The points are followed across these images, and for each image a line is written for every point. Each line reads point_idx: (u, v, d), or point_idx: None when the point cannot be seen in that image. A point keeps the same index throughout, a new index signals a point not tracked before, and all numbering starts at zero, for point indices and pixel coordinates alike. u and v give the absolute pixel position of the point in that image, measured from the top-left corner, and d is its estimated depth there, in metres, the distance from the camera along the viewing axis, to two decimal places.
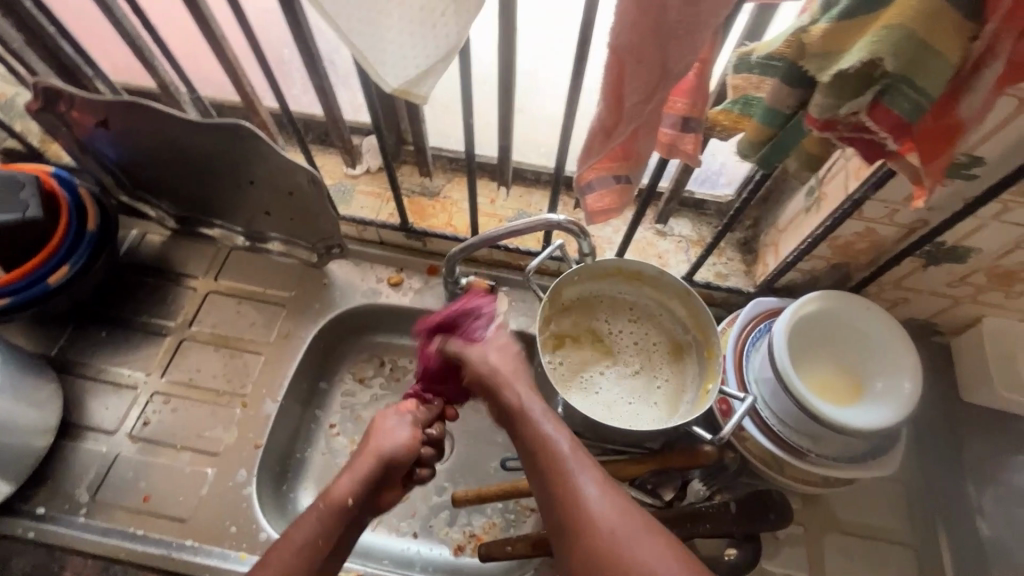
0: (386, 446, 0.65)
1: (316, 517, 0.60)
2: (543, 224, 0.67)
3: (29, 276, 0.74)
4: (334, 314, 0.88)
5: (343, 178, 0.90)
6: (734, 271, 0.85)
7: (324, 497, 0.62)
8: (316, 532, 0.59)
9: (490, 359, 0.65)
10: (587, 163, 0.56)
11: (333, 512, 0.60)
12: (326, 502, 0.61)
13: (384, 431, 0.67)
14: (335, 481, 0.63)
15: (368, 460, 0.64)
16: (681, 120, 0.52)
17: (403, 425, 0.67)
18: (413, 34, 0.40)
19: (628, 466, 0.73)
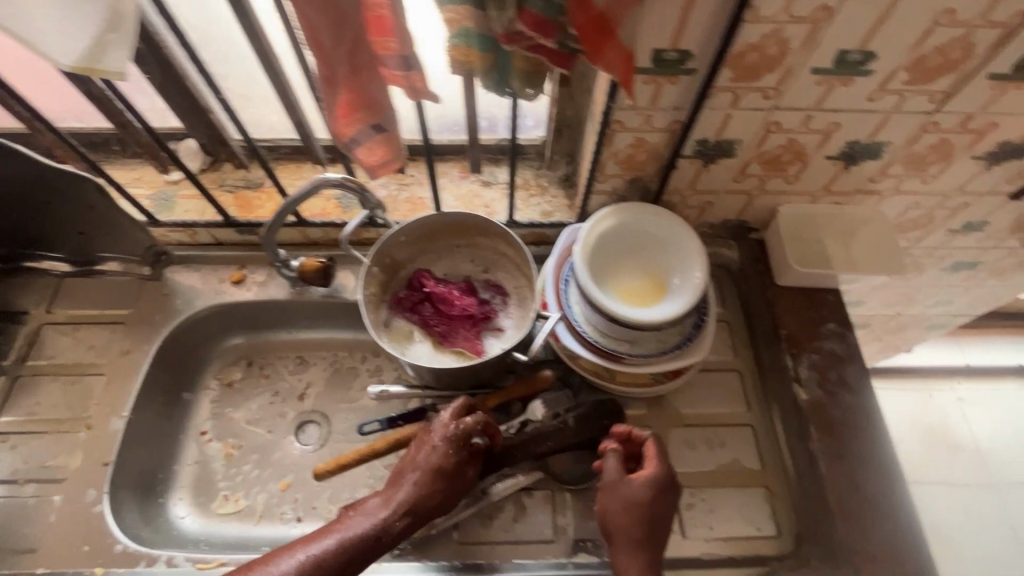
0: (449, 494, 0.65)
1: (346, 543, 0.59)
2: (321, 182, 0.67)
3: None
4: (177, 321, 0.87)
5: (164, 186, 0.90)
6: (558, 207, 0.90)
7: (358, 528, 0.61)
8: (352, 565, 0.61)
9: (625, 507, 0.64)
10: (334, 118, 0.59)
11: (368, 547, 0.60)
12: (356, 531, 0.60)
13: (453, 472, 0.66)
14: (377, 512, 0.63)
15: (415, 489, 0.64)
16: (403, 59, 0.54)
17: (454, 459, 0.66)
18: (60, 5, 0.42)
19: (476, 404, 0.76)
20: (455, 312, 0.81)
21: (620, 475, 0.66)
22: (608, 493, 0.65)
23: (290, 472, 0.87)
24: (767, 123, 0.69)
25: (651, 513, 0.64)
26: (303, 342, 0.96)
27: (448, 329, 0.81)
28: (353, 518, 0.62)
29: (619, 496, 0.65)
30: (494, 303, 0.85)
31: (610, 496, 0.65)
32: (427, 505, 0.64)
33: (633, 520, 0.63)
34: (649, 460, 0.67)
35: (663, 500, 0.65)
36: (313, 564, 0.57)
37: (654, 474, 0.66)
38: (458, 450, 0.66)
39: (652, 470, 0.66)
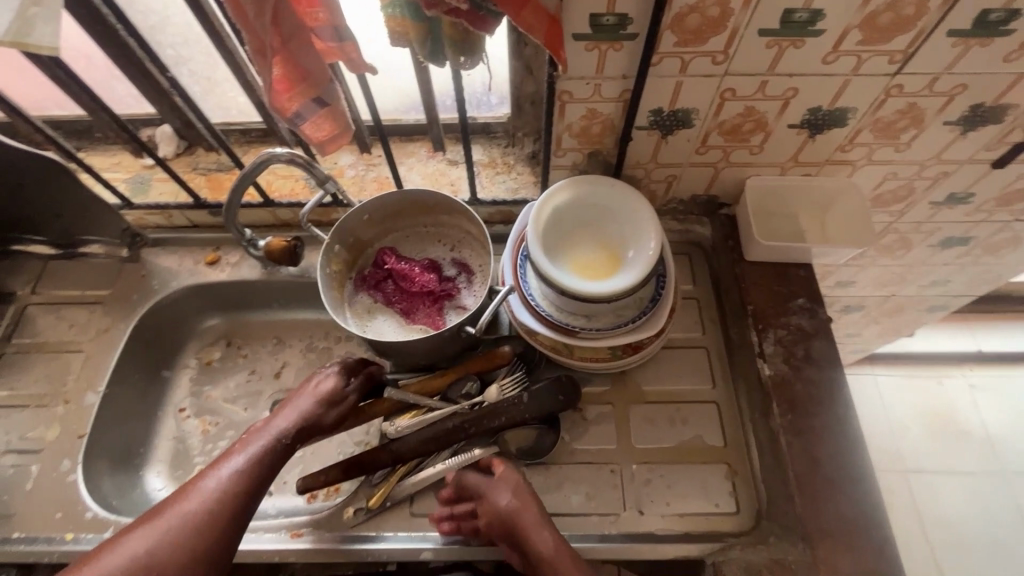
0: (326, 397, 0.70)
1: (244, 457, 0.64)
2: (266, 158, 0.69)
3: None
4: (153, 301, 0.90)
5: (142, 170, 0.93)
6: (525, 185, 0.89)
7: (262, 442, 0.66)
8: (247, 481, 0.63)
9: (507, 496, 0.68)
10: (274, 96, 0.59)
11: (275, 453, 0.65)
12: (261, 444, 0.65)
13: (321, 381, 0.72)
14: (275, 425, 0.68)
15: (304, 406, 0.69)
16: (335, 30, 0.56)
17: (335, 378, 0.72)
18: None
19: (432, 381, 0.77)
20: (416, 289, 0.83)
21: (497, 479, 0.69)
22: (490, 497, 0.68)
23: None
24: (720, 90, 0.67)
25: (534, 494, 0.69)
26: (279, 322, 0.98)
27: (410, 305, 0.83)
28: (254, 438, 0.66)
29: (495, 488, 0.68)
30: (458, 280, 0.85)
31: (493, 496, 0.68)
32: (324, 418, 0.70)
33: (528, 506, 0.67)
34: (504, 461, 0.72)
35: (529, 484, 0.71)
36: (230, 480, 0.62)
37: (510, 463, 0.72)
38: (336, 371, 0.72)
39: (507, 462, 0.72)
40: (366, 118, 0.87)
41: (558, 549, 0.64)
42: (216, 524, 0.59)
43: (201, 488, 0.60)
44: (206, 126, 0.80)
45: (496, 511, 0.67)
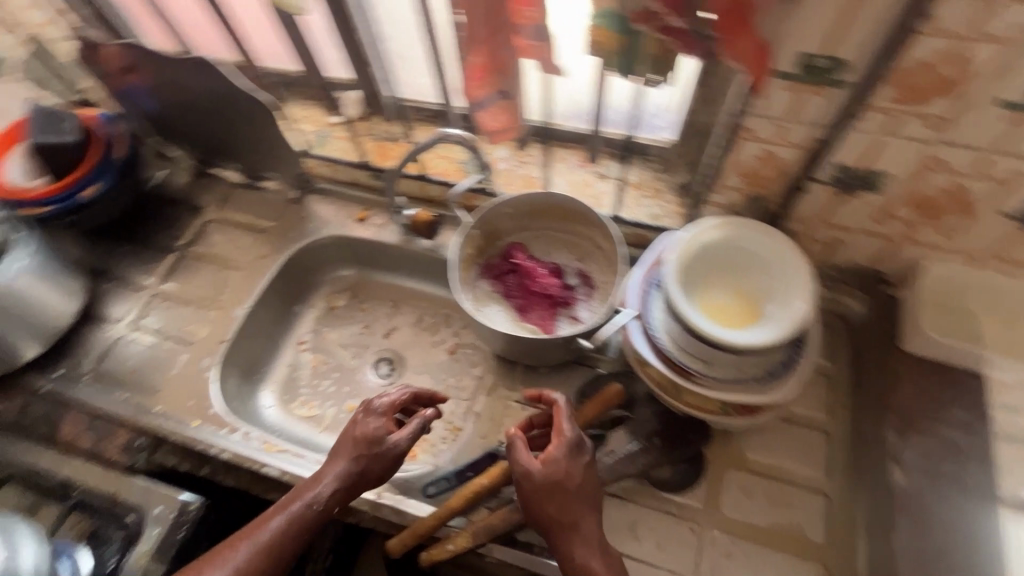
0: (365, 446, 0.70)
1: (283, 522, 0.66)
2: (440, 137, 0.74)
3: (64, 191, 0.91)
4: (307, 241, 1.00)
5: (324, 125, 1.03)
6: (668, 214, 0.87)
7: (296, 504, 0.68)
8: (285, 540, 0.66)
9: (532, 483, 0.64)
10: (466, 80, 0.63)
11: (306, 519, 0.67)
12: (293, 508, 0.67)
13: (364, 420, 0.72)
14: (312, 483, 0.69)
15: (344, 467, 0.69)
16: (539, 29, 0.57)
17: (373, 429, 0.71)
18: None
19: (548, 435, 0.73)
20: (537, 289, 0.83)
21: (531, 468, 0.64)
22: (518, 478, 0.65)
23: (359, 398, 0.96)
24: (928, 158, 0.60)
25: (579, 487, 0.64)
26: (402, 290, 1.06)
27: (526, 303, 0.84)
28: (292, 501, 0.68)
29: (525, 473, 0.64)
30: (578, 292, 0.85)
31: (519, 477, 0.65)
32: (361, 473, 0.69)
33: (561, 507, 0.63)
34: (559, 435, 0.66)
35: (579, 470, 0.65)
36: (259, 546, 0.65)
37: (569, 438, 0.66)
38: (374, 421, 0.72)
39: (564, 438, 0.66)
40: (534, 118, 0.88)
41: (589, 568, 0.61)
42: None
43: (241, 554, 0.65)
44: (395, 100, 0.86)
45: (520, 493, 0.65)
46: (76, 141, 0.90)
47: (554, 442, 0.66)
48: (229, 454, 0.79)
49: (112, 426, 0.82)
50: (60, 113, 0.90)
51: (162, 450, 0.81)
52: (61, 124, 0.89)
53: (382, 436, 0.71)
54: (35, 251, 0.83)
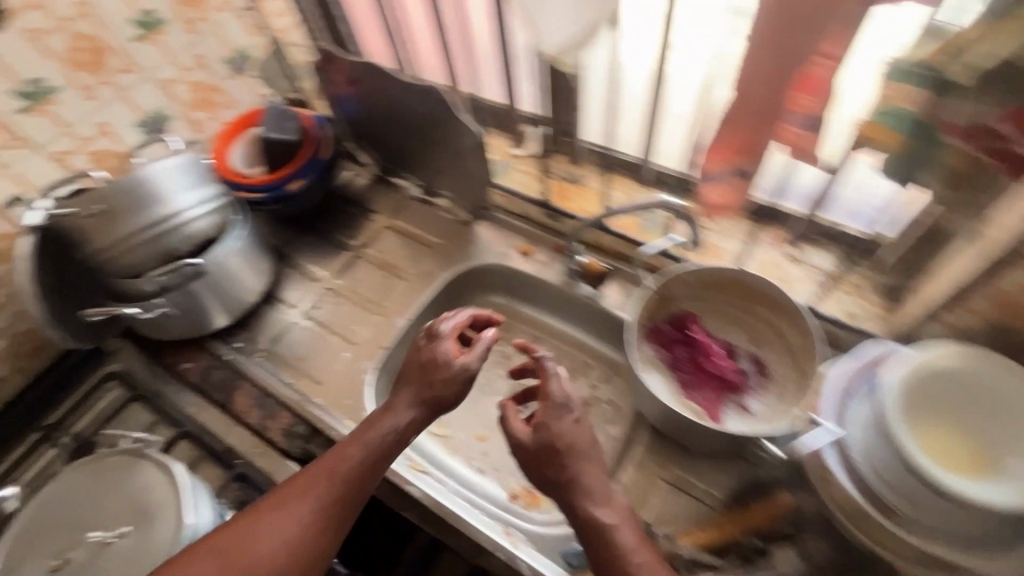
0: (436, 367, 0.69)
1: (366, 444, 0.64)
2: (658, 202, 0.71)
3: (275, 181, 1.01)
4: (470, 264, 1.03)
5: (507, 156, 1.06)
6: (868, 316, 0.78)
7: (371, 432, 0.65)
8: (363, 462, 0.62)
9: (525, 438, 0.70)
10: (709, 153, 0.61)
11: (388, 444, 0.64)
12: (371, 434, 0.64)
13: (433, 343, 0.71)
14: (390, 411, 0.67)
15: (414, 392, 0.68)
16: (812, 120, 0.53)
17: (443, 352, 0.70)
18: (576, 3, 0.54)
19: (704, 534, 0.73)
20: (710, 369, 0.78)
21: (521, 432, 0.70)
22: (512, 433, 0.70)
23: (490, 427, 0.97)
24: None
25: (573, 446, 0.68)
26: (545, 328, 1.05)
27: (694, 380, 0.79)
28: (365, 431, 0.65)
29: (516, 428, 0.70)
30: (750, 378, 0.80)
31: (514, 432, 0.70)
32: (431, 397, 0.67)
33: (557, 467, 0.67)
34: (545, 397, 0.71)
35: (571, 428, 0.69)
36: (342, 471, 0.61)
37: (555, 400, 0.70)
38: (442, 343, 0.71)
39: (549, 401, 0.70)
40: (762, 200, 0.81)
41: (603, 526, 0.63)
42: (331, 522, 0.59)
43: (325, 479, 0.61)
44: None
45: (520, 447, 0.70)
46: (294, 139, 1.00)
47: (542, 405, 0.71)
48: None
49: (277, 407, 0.87)
50: (285, 111, 1.01)
51: (315, 442, 0.85)
52: (287, 122, 1.01)
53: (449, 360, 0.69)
54: (244, 232, 0.90)
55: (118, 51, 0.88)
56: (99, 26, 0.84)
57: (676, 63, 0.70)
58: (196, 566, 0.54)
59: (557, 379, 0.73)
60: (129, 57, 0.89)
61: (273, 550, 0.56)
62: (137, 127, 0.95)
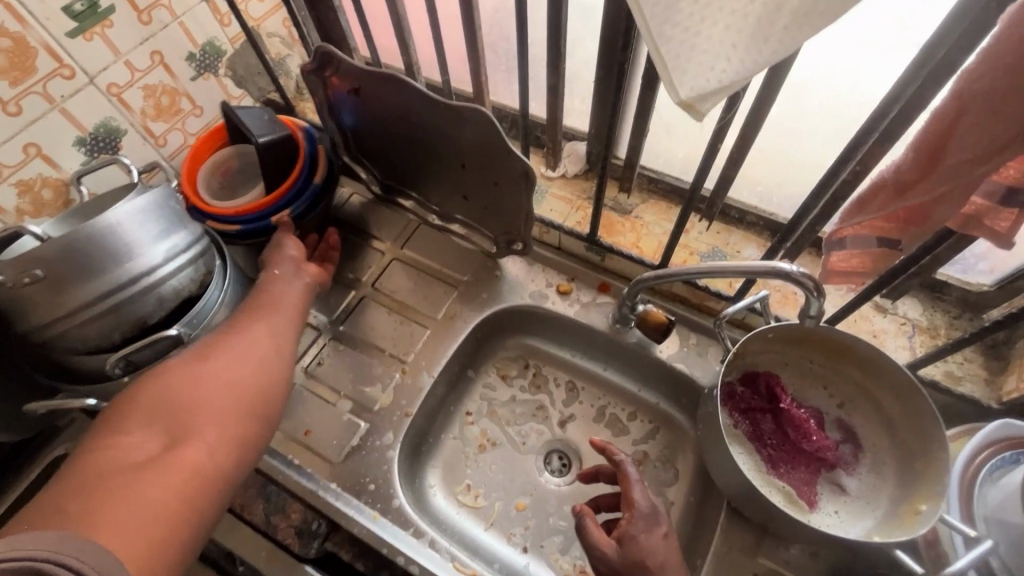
0: (299, 269, 0.76)
1: (286, 298, 0.72)
2: (769, 270, 0.56)
3: (256, 212, 0.81)
4: (500, 306, 0.89)
5: (540, 178, 0.90)
6: (970, 376, 0.70)
7: (288, 282, 0.73)
8: (290, 307, 0.71)
9: (613, 559, 0.63)
10: (852, 219, 0.49)
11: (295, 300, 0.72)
12: (294, 286, 0.74)
13: (290, 257, 0.76)
14: (278, 291, 0.72)
15: (298, 268, 0.76)
16: (1003, 190, 0.43)
17: (303, 265, 0.77)
18: (744, 29, 0.35)
19: None
20: (801, 445, 0.69)
21: (606, 548, 0.64)
22: (599, 552, 0.63)
23: (530, 495, 0.85)
24: None
25: (664, 563, 0.63)
26: (585, 372, 0.93)
27: (786, 457, 0.69)
28: (291, 278, 0.74)
29: (602, 547, 0.64)
30: (842, 451, 0.71)
31: (601, 553, 0.63)
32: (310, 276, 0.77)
33: None
34: (630, 507, 0.65)
35: (658, 541, 0.64)
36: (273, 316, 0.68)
37: (642, 510, 0.65)
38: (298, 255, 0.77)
39: (637, 512, 0.65)
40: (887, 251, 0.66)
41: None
42: (291, 309, 0.71)
43: (262, 324, 0.66)
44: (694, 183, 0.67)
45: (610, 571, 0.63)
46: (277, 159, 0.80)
47: (628, 515, 0.65)
48: (418, 568, 0.67)
49: (284, 497, 0.72)
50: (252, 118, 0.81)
51: (336, 538, 0.71)
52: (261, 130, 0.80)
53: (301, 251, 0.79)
54: (230, 283, 0.72)
55: (51, 51, 0.67)
56: (22, 19, 0.63)
57: None
58: (203, 361, 0.58)
59: (639, 481, 0.67)
60: (64, 58, 0.68)
61: (260, 332, 0.65)
62: (80, 147, 0.75)
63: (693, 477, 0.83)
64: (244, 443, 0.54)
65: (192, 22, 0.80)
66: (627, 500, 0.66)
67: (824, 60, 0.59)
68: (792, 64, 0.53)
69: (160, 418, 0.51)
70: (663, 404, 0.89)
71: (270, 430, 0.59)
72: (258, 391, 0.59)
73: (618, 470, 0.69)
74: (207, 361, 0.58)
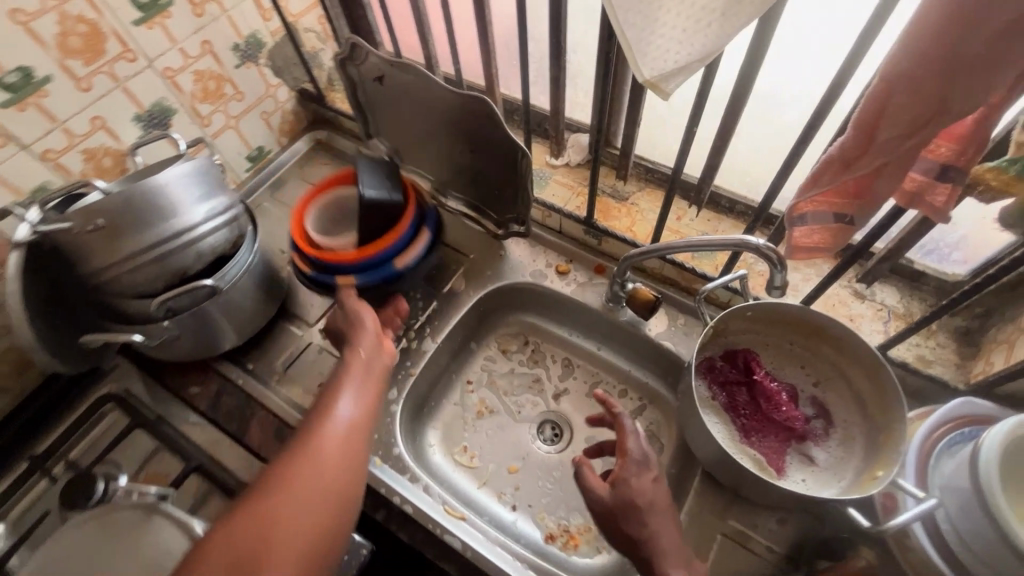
0: (375, 350, 0.75)
1: (364, 391, 0.70)
2: (738, 243, 0.62)
3: (333, 264, 0.85)
4: (502, 282, 0.96)
5: (544, 166, 0.97)
6: (941, 360, 0.73)
7: (360, 370, 0.71)
8: (367, 398, 0.69)
9: (606, 498, 0.68)
10: (807, 193, 0.54)
11: (375, 397, 0.70)
12: (369, 374, 0.72)
13: (368, 342, 0.74)
14: (355, 390, 0.69)
15: (369, 351, 0.74)
16: (938, 167, 0.47)
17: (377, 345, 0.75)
18: (694, 16, 0.42)
19: None
20: (772, 415, 0.73)
21: (599, 490, 0.69)
22: (593, 492, 0.69)
23: (523, 459, 0.91)
24: None
25: (653, 504, 0.67)
26: (581, 350, 0.99)
27: (758, 426, 0.73)
28: (365, 367, 0.72)
29: (597, 487, 0.69)
30: (814, 426, 0.75)
31: (595, 494, 0.69)
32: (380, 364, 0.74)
33: (636, 525, 0.66)
34: (623, 455, 0.70)
35: (649, 485, 0.69)
36: (351, 415, 0.66)
37: (634, 457, 0.70)
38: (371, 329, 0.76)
39: (629, 458, 0.70)
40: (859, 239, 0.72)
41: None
42: (366, 391, 0.70)
43: (343, 424, 0.65)
44: (676, 167, 0.73)
45: (603, 509, 0.68)
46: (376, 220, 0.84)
47: (621, 461, 0.70)
48: (412, 508, 0.74)
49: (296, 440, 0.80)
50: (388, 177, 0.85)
51: None
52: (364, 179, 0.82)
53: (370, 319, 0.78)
54: (257, 245, 0.82)
55: (118, 37, 0.77)
56: (97, 8, 0.73)
57: None
58: (282, 485, 0.57)
59: (634, 428, 0.72)
60: (129, 44, 0.78)
61: (336, 440, 0.63)
62: (137, 122, 0.85)
63: (676, 450, 0.88)
64: (317, 533, 0.56)
65: (239, 16, 0.90)
66: (621, 448, 0.71)
67: (798, 55, 0.65)
68: (761, 57, 0.58)
69: (239, 551, 0.52)
70: (653, 382, 0.94)
71: (348, 534, 0.59)
72: (330, 477, 0.59)
73: (615, 422, 0.74)
74: (285, 488, 0.57)
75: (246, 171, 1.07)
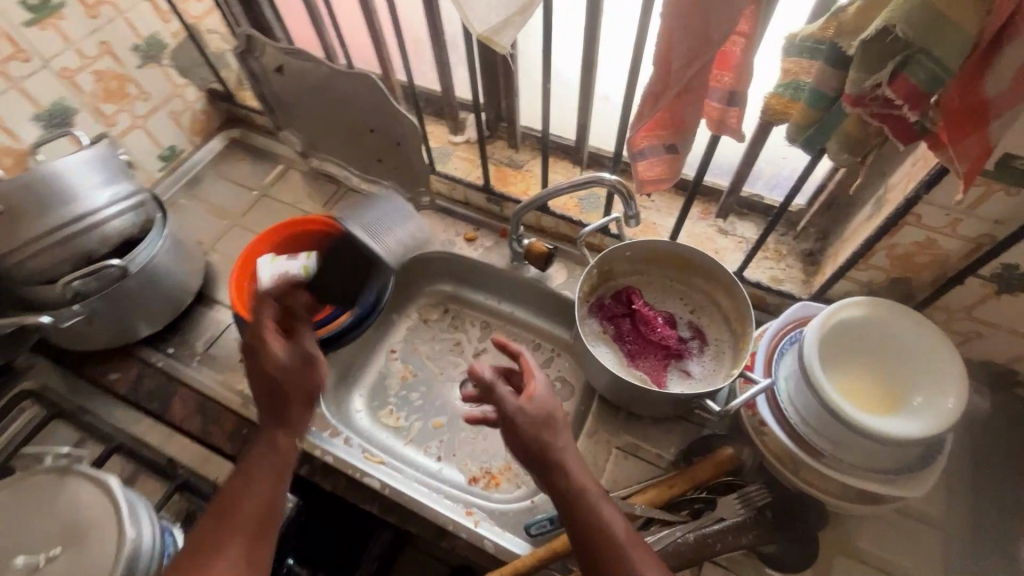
0: (301, 371, 0.67)
1: (271, 469, 0.63)
2: (595, 181, 0.73)
3: None
4: (413, 254, 1.02)
5: (446, 143, 1.05)
6: (791, 278, 0.85)
7: (267, 449, 0.64)
8: (272, 470, 0.62)
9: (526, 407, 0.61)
10: (637, 129, 0.63)
11: (282, 468, 0.63)
12: (277, 453, 0.64)
13: (297, 356, 0.67)
14: (256, 472, 0.62)
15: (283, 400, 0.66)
16: (728, 95, 0.58)
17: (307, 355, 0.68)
18: None
19: (657, 491, 0.71)
20: (651, 337, 0.83)
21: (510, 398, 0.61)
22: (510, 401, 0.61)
23: (446, 414, 0.97)
24: None
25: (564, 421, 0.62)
26: (496, 312, 1.06)
27: (640, 349, 0.83)
28: (267, 445, 0.64)
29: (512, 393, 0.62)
30: (691, 345, 0.84)
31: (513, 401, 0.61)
32: (304, 394, 0.67)
33: (552, 437, 0.60)
34: (532, 376, 0.66)
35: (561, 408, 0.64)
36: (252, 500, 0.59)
37: (542, 380, 0.66)
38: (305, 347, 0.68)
39: (539, 379, 0.65)
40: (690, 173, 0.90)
41: (588, 495, 0.57)
42: (277, 471, 0.63)
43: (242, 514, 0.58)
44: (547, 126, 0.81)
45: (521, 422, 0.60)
46: None
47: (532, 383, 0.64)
48: (333, 457, 0.79)
49: (220, 411, 0.84)
50: None
51: None
52: None
53: (312, 383, 0.67)
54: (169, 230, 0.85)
55: (9, 37, 0.80)
56: None
57: (618, 38, 0.75)
58: None
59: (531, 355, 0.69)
60: (21, 43, 0.81)
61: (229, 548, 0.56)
62: (36, 121, 0.87)
63: (584, 389, 0.96)
64: None
65: (136, 17, 0.94)
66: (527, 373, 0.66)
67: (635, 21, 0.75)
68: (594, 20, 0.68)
69: None
70: (561, 332, 1.02)
71: None
72: None
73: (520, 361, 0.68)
74: None
75: (159, 170, 1.10)
